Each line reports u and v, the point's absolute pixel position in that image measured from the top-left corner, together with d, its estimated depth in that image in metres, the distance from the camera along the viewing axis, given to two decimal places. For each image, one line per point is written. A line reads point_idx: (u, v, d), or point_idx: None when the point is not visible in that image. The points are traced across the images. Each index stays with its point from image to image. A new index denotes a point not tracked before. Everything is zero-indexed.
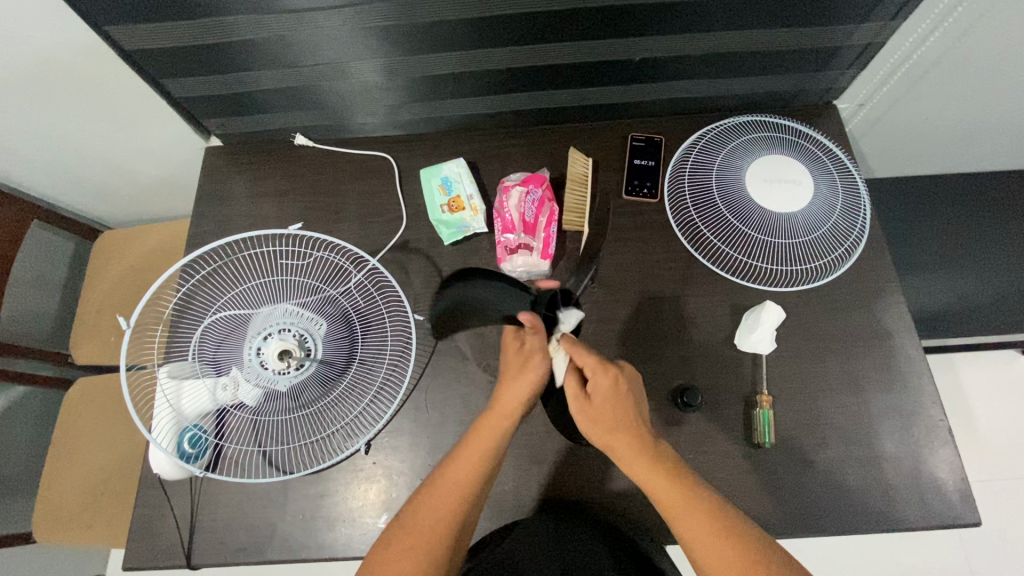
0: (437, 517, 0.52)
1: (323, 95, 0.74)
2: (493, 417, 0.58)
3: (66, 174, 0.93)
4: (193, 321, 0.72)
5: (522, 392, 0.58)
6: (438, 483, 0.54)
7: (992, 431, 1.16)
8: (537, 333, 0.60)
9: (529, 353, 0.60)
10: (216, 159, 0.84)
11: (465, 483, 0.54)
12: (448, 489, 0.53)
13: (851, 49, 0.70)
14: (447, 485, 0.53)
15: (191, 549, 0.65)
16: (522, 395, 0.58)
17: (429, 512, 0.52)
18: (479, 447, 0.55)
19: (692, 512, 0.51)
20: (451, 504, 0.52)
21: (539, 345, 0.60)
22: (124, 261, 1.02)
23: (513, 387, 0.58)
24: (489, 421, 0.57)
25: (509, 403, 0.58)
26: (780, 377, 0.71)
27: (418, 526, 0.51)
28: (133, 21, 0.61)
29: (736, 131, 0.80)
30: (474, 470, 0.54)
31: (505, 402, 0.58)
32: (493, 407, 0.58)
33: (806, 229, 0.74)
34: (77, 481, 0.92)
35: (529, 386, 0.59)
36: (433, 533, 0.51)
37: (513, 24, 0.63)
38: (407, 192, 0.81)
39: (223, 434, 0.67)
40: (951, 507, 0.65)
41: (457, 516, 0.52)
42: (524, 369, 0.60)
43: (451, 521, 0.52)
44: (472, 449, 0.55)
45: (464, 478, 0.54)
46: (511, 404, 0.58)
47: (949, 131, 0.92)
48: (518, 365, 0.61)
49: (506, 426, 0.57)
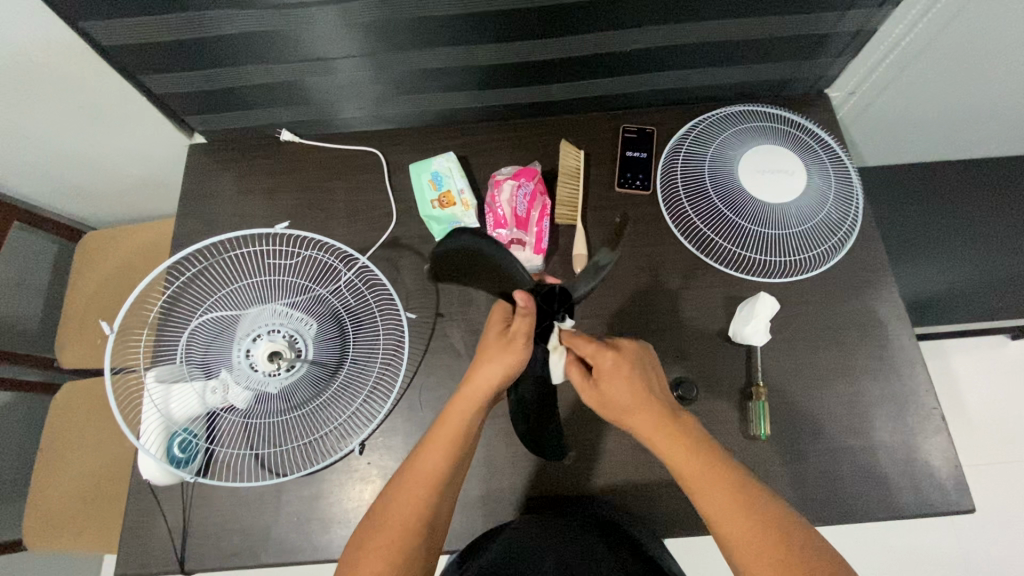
0: (406, 511, 0.52)
1: (308, 90, 0.72)
2: (461, 400, 0.55)
3: (47, 175, 0.91)
4: (179, 323, 0.71)
5: (494, 376, 0.54)
6: (407, 475, 0.53)
7: (983, 415, 1.17)
8: (527, 315, 0.54)
9: (515, 335, 0.54)
10: (201, 157, 0.82)
11: (433, 474, 0.53)
12: (416, 481, 0.53)
13: (844, 37, 0.70)
14: (415, 476, 0.53)
15: (184, 555, 0.64)
16: (493, 377, 0.54)
17: (399, 504, 0.52)
18: (446, 434, 0.54)
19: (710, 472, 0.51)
20: (417, 496, 0.52)
21: (525, 328, 0.54)
22: (110, 262, 1.00)
23: (484, 370, 0.54)
24: (455, 405, 0.54)
25: (478, 384, 0.55)
26: (775, 368, 0.71)
27: (387, 520, 0.51)
28: (112, 18, 0.59)
29: (728, 121, 0.79)
30: (441, 459, 0.53)
31: (475, 384, 0.55)
32: (461, 390, 0.55)
33: (798, 219, 0.74)
34: (68, 487, 0.90)
35: (505, 370, 0.54)
36: (401, 525, 0.51)
37: (503, 19, 0.62)
38: (397, 188, 0.79)
39: (214, 438, 0.66)
40: (946, 495, 0.65)
41: (424, 507, 0.52)
42: (505, 351, 0.54)
43: (419, 513, 0.52)
44: (440, 437, 0.54)
45: (433, 469, 0.53)
46: (479, 387, 0.54)
47: (941, 118, 0.91)
48: (499, 348, 0.55)
49: (474, 409, 0.55)
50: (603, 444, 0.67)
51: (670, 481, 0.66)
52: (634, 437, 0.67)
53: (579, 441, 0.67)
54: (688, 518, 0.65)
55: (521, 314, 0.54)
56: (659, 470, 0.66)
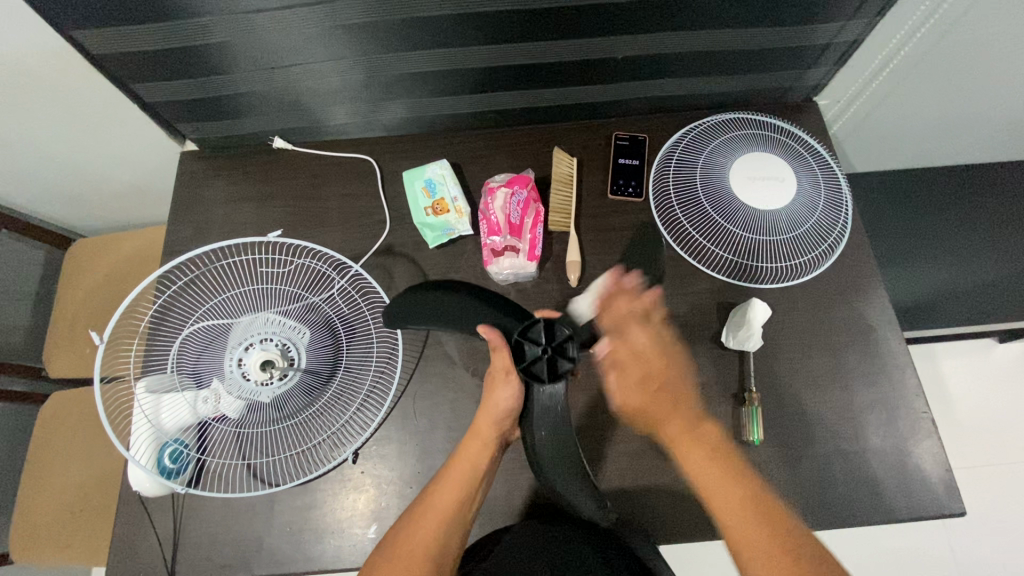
0: (417, 545, 0.51)
1: (301, 96, 0.72)
2: (471, 440, 0.57)
3: (35, 181, 0.90)
4: (170, 333, 0.70)
5: (493, 416, 0.56)
6: (420, 508, 0.54)
7: (972, 418, 1.19)
8: (502, 350, 0.56)
9: (495, 369, 0.57)
10: (193, 164, 0.81)
11: (447, 506, 0.54)
12: (426, 516, 0.53)
13: (832, 46, 0.71)
14: (428, 509, 0.53)
15: (174, 566, 0.64)
16: (495, 418, 0.56)
17: (412, 536, 0.52)
18: (458, 471, 0.55)
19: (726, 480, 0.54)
20: (428, 528, 0.52)
21: (503, 362, 0.56)
22: (100, 269, 0.99)
23: (485, 409, 0.57)
24: (465, 444, 0.56)
25: (483, 428, 0.56)
26: (767, 373, 0.71)
27: (398, 553, 0.51)
28: (102, 25, 0.59)
29: (718, 129, 0.80)
30: (454, 493, 0.54)
31: (480, 426, 0.57)
32: (471, 430, 0.57)
33: (789, 225, 0.75)
34: (55, 498, 0.89)
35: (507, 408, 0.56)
36: (413, 555, 0.51)
37: (497, 22, 0.62)
38: (390, 194, 0.79)
39: (205, 448, 0.66)
40: (937, 498, 0.66)
41: (438, 539, 0.52)
42: (495, 385, 0.57)
43: (432, 544, 0.52)
44: (453, 473, 0.55)
45: (446, 504, 0.54)
46: (486, 428, 0.56)
47: (928, 127, 0.93)
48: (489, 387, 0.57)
49: (488, 445, 0.57)
50: (599, 451, 0.67)
51: (665, 489, 0.66)
52: (629, 445, 0.67)
53: None
54: (685, 525, 0.65)
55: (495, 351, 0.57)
56: (654, 477, 0.66)
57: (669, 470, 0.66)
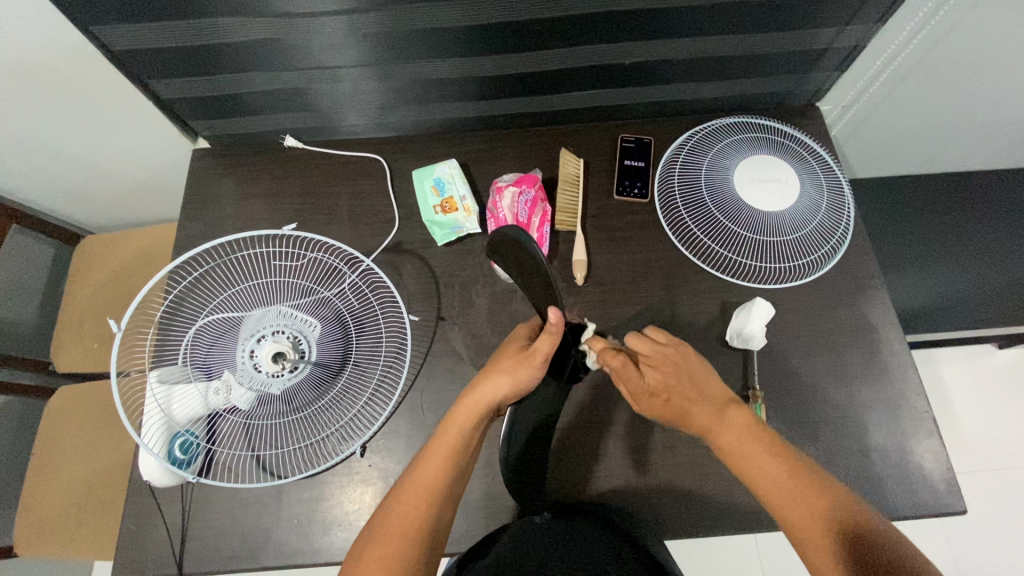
0: (408, 518, 0.52)
1: (314, 97, 0.74)
2: (464, 411, 0.57)
3: (47, 176, 0.91)
4: (183, 325, 0.71)
5: (496, 389, 0.57)
6: (407, 488, 0.53)
7: (973, 423, 1.19)
8: (553, 336, 0.55)
9: (534, 351, 0.56)
10: (205, 161, 0.83)
11: (432, 484, 0.53)
12: (416, 490, 0.53)
13: (834, 53, 0.72)
14: (418, 484, 0.53)
15: (182, 557, 0.64)
16: (492, 392, 0.57)
17: (403, 511, 0.52)
18: (443, 448, 0.55)
19: (776, 464, 0.52)
20: (417, 505, 0.52)
21: (547, 348, 0.55)
22: (111, 265, 1.00)
23: (488, 381, 0.57)
24: (460, 415, 0.56)
25: (479, 398, 0.57)
26: (770, 372, 0.72)
27: (389, 526, 0.51)
28: (124, 22, 0.60)
29: (722, 132, 0.81)
30: (441, 469, 0.54)
31: (477, 397, 0.57)
32: (464, 402, 0.57)
33: (792, 227, 0.76)
34: (62, 492, 0.89)
35: (508, 384, 0.57)
36: (401, 532, 0.51)
37: (507, 29, 0.64)
38: (399, 193, 0.81)
39: (215, 439, 0.66)
40: (940, 497, 0.66)
41: (427, 515, 0.52)
42: (519, 366, 0.57)
43: (417, 523, 0.52)
44: (437, 450, 0.55)
45: (435, 478, 0.54)
46: (481, 400, 0.57)
47: (928, 134, 0.95)
48: (512, 364, 0.58)
49: (474, 420, 0.57)
50: (602, 446, 0.68)
51: (669, 486, 0.67)
52: (632, 440, 0.68)
53: (579, 446, 0.68)
54: (688, 521, 0.65)
55: (547, 334, 0.55)
56: (658, 473, 0.67)
57: (674, 466, 0.67)
